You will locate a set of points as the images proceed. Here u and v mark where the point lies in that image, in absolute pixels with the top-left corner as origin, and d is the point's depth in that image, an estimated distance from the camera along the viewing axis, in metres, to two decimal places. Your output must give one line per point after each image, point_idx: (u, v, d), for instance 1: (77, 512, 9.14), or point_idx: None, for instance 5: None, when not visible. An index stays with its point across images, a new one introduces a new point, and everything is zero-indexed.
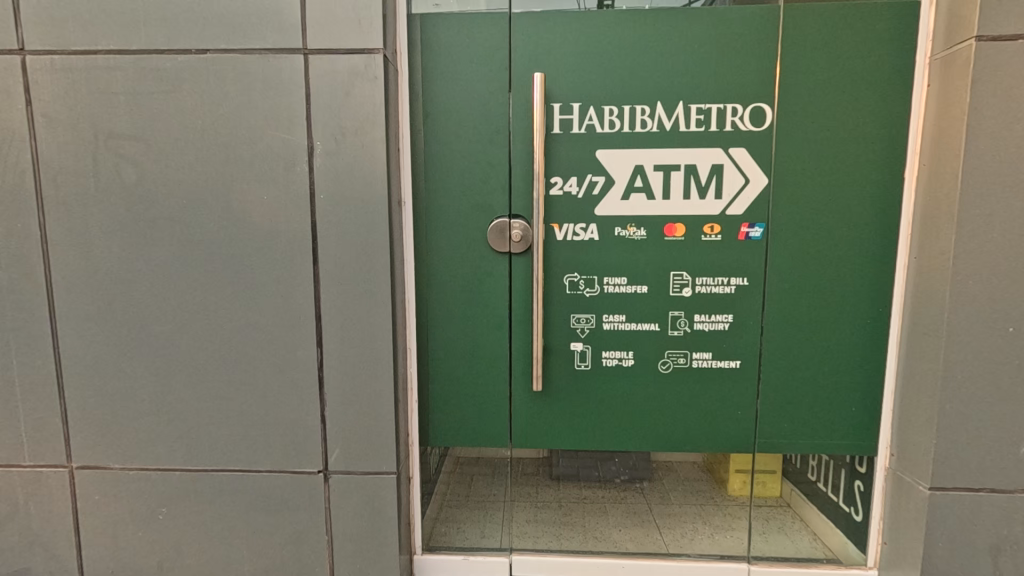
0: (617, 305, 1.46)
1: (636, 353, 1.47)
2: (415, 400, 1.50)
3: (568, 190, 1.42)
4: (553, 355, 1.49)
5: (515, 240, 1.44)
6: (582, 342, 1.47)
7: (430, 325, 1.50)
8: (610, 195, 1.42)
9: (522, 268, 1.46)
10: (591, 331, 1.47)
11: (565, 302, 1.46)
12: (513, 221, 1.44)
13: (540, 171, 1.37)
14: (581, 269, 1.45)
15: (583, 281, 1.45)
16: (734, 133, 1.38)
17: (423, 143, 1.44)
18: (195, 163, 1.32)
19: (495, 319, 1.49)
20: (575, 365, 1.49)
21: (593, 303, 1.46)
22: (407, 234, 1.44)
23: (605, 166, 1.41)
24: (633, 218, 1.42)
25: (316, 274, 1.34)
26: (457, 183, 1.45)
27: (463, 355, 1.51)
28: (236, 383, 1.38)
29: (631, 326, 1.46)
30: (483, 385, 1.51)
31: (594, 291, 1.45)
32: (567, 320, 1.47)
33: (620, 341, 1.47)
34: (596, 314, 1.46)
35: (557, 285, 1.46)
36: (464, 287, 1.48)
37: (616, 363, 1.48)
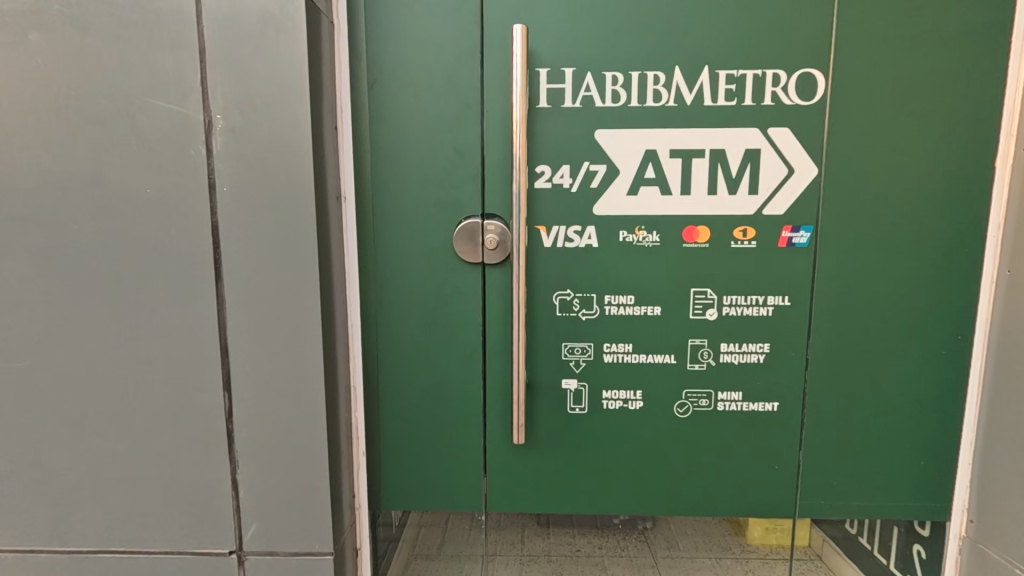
0: (622, 332, 1.13)
1: (645, 393, 1.15)
2: (362, 453, 1.18)
3: (558, 182, 1.09)
4: (539, 395, 1.16)
5: (489, 247, 1.11)
6: (577, 379, 1.15)
7: (381, 356, 1.17)
8: (614, 190, 1.09)
9: (499, 284, 1.13)
10: (588, 364, 1.14)
11: (554, 327, 1.13)
12: (486, 223, 1.10)
13: (521, 156, 1.03)
14: (575, 286, 1.12)
15: (579, 301, 1.12)
16: (775, 107, 1.05)
17: (370, 121, 1.11)
18: (48, 142, 0.96)
19: (464, 349, 1.16)
20: (568, 408, 1.16)
21: (591, 329, 1.13)
22: (349, 241, 1.11)
23: (607, 151, 1.08)
24: (644, 220, 1.09)
25: (219, 294, 1.00)
26: (414, 172, 1.11)
27: (424, 395, 1.18)
28: (119, 437, 1.04)
29: (640, 358, 1.14)
30: (450, 433, 1.19)
31: (592, 313, 1.13)
32: (558, 350, 1.14)
33: (626, 377, 1.15)
34: (594, 343, 1.14)
35: (544, 306, 1.13)
36: (423, 308, 1.15)
37: (620, 405, 1.16)
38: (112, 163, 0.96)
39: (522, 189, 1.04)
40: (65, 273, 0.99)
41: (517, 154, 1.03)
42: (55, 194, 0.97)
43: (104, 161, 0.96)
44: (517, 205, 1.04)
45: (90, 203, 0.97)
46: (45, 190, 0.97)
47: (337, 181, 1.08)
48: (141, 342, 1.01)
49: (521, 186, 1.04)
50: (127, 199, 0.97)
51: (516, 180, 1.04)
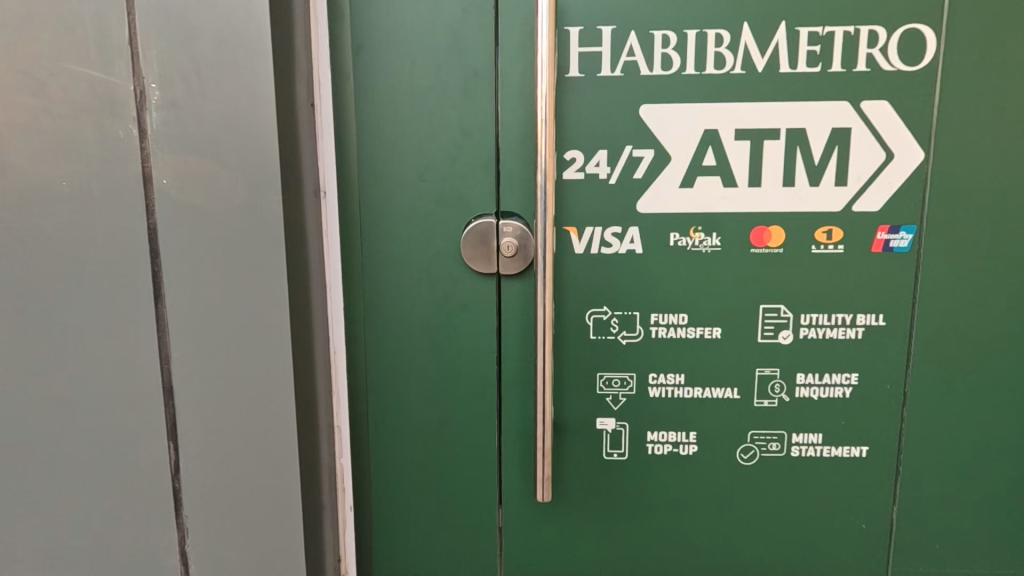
0: (673, 360, 0.90)
1: (701, 434, 0.92)
2: (348, 507, 0.97)
3: (593, 172, 0.86)
4: (568, 438, 0.93)
5: (505, 254, 0.88)
6: (615, 418, 0.92)
7: (372, 390, 0.95)
8: (664, 182, 0.86)
9: (518, 299, 0.90)
10: (629, 400, 0.92)
11: (587, 354, 0.91)
12: (502, 223, 0.88)
13: (549, 138, 0.81)
14: (614, 302, 0.89)
15: (618, 321, 0.90)
16: (871, 75, 0.83)
17: (355, 95, 0.88)
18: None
19: (474, 381, 0.93)
20: (603, 454, 0.93)
21: (633, 356, 0.91)
22: (331, 248, 0.90)
23: (654, 133, 0.85)
24: (700, 220, 0.87)
25: None
26: (410, 160, 0.88)
27: (425, 437, 0.95)
28: None
29: (695, 393, 0.91)
30: (457, 484, 0.96)
31: (634, 337, 0.90)
32: (591, 382, 0.91)
33: (677, 416, 0.92)
34: (636, 374, 0.91)
35: (574, 328, 0.90)
36: (424, 330, 0.92)
37: (670, 450, 0.93)
38: None
39: (549, 180, 0.81)
40: None
41: (543, 134, 0.81)
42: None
43: None
44: (544, 200, 0.81)
45: None
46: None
47: (316, 174, 0.87)
48: None
49: (549, 176, 0.81)
50: None
51: (542, 168, 0.81)
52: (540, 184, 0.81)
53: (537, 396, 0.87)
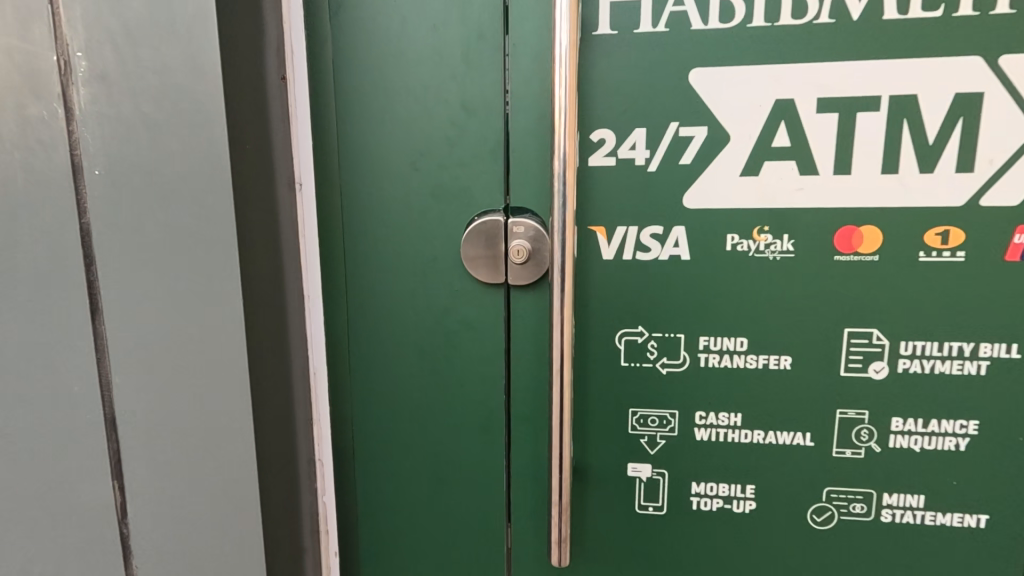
0: (726, 395, 0.71)
1: (761, 489, 0.73)
2: (333, 552, 0.83)
3: (627, 158, 0.68)
4: (592, 485, 0.76)
5: (515, 260, 0.71)
6: (652, 464, 0.74)
7: (359, 419, 0.80)
8: (720, 169, 0.67)
9: (531, 316, 0.74)
10: (669, 443, 0.74)
11: (617, 384, 0.73)
12: (512, 222, 0.71)
13: (569, 113, 0.62)
14: (652, 322, 0.71)
15: (657, 346, 0.71)
16: (1014, 19, 0.60)
17: (335, 64, 0.72)
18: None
19: (479, 413, 0.77)
20: (635, 506, 0.76)
21: (675, 388, 0.72)
22: (308, 251, 0.75)
23: (708, 106, 0.66)
24: (766, 218, 0.67)
25: (99, 337, 0.62)
26: (401, 145, 0.72)
27: (420, 478, 0.80)
28: None
29: (754, 437, 0.72)
30: (459, 532, 0.80)
31: (678, 366, 0.72)
32: (622, 420, 0.74)
33: (731, 464, 0.73)
34: (679, 411, 0.73)
35: (600, 352, 0.72)
36: (418, 350, 0.77)
37: (721, 506, 0.74)
38: None
39: (569, 168, 0.63)
40: None
41: (561, 108, 0.62)
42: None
43: None
44: (562, 193, 0.64)
45: None
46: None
47: (289, 163, 0.72)
48: None
49: (569, 162, 0.63)
50: None
51: (560, 151, 0.63)
52: (557, 174, 0.63)
53: (551, 439, 0.68)
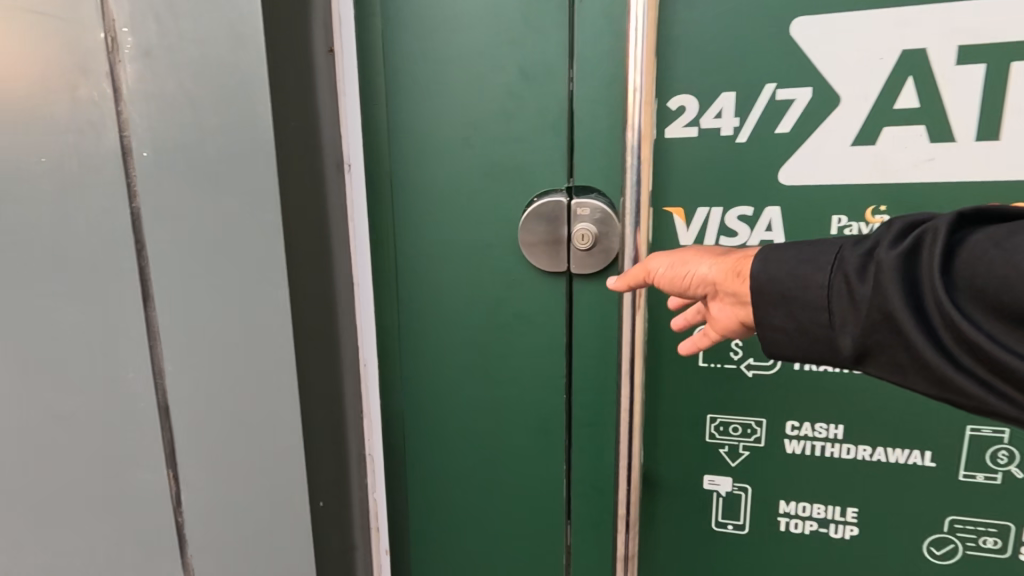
0: (824, 402, 0.62)
1: (865, 513, 0.64)
2: (382, 551, 0.80)
3: (712, 127, 0.59)
4: (662, 498, 0.68)
5: (579, 245, 0.63)
6: (732, 478, 0.66)
7: (409, 416, 0.75)
8: (826, 135, 0.56)
9: (597, 309, 0.66)
10: (753, 455, 0.65)
11: (693, 386, 0.65)
12: (575, 203, 0.63)
13: (648, 80, 0.53)
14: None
15: (742, 344, 0.63)
16: None
17: (384, 34, 0.66)
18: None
19: (537, 414, 0.71)
20: (713, 523, 0.68)
21: (760, 393, 0.64)
22: (358, 238, 0.71)
23: (814, 61, 0.55)
24: (884, 194, 0.56)
25: (151, 325, 0.63)
26: (454, 121, 0.66)
27: (474, 479, 0.75)
28: (36, 528, 0.71)
29: (859, 454, 0.63)
30: (516, 539, 0.75)
31: (767, 368, 0.63)
32: (698, 427, 0.66)
33: (828, 483, 0.64)
34: (766, 420, 0.64)
35: (675, 349, 0.64)
36: (472, 344, 0.71)
37: (815, 530, 0.65)
38: None
39: (645, 143, 0.54)
40: None
41: (636, 75, 0.53)
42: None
43: None
44: (637, 173, 0.55)
45: None
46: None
47: (337, 143, 0.68)
48: (57, 396, 0.67)
49: (644, 136, 0.54)
50: (6, 169, 0.62)
51: (635, 125, 0.54)
52: (632, 151, 0.54)
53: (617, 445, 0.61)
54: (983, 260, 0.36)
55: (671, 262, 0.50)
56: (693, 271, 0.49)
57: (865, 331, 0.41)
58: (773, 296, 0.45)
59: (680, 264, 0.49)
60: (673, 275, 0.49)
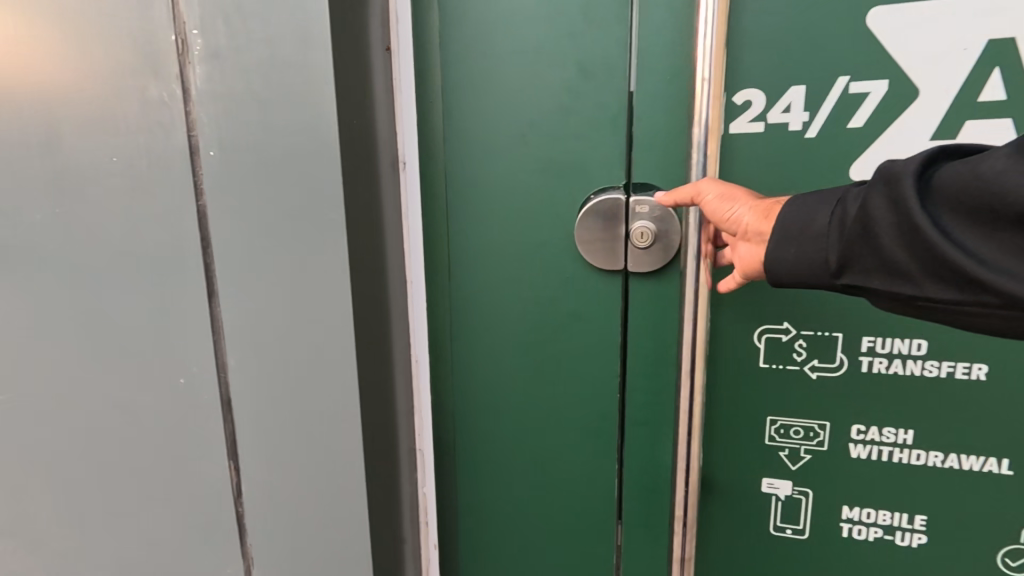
0: (892, 406, 0.60)
1: (935, 521, 0.62)
2: (432, 544, 0.81)
3: (781, 122, 0.57)
4: (718, 500, 0.67)
5: (636, 241, 0.63)
6: (793, 482, 0.65)
7: (460, 412, 0.75)
8: (902, 130, 0.54)
9: (654, 308, 0.65)
10: (816, 459, 0.64)
11: (754, 388, 0.63)
12: (634, 201, 0.62)
13: (715, 73, 0.52)
14: (801, 318, 0.61)
15: (806, 345, 0.61)
16: None
17: (441, 32, 0.66)
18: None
19: (589, 412, 0.70)
20: (771, 527, 0.67)
21: (825, 396, 0.62)
22: (412, 235, 0.71)
23: (891, 52, 0.53)
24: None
25: (215, 320, 0.64)
26: (510, 118, 0.66)
27: (524, 477, 0.75)
28: (102, 516, 0.74)
29: (929, 459, 0.61)
30: (566, 537, 0.75)
31: (832, 370, 0.61)
32: (758, 429, 0.64)
33: (894, 488, 0.62)
34: (830, 423, 0.62)
35: (735, 349, 0.63)
36: (525, 342, 0.71)
37: (879, 537, 0.64)
38: (65, 112, 0.63)
39: (712, 139, 0.53)
40: (20, 281, 0.68)
41: (703, 67, 0.52)
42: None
43: (47, 108, 0.63)
44: (703, 169, 0.54)
45: (39, 181, 0.65)
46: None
47: (392, 141, 0.68)
48: (124, 389, 0.69)
49: (711, 132, 0.53)
50: (80, 169, 0.64)
51: (702, 121, 0.53)
52: (697, 147, 0.54)
53: (675, 446, 0.60)
54: (950, 176, 0.42)
55: (722, 194, 0.52)
56: (734, 209, 0.52)
57: (851, 245, 0.45)
58: (785, 226, 0.48)
59: (727, 198, 0.52)
60: (717, 208, 0.52)
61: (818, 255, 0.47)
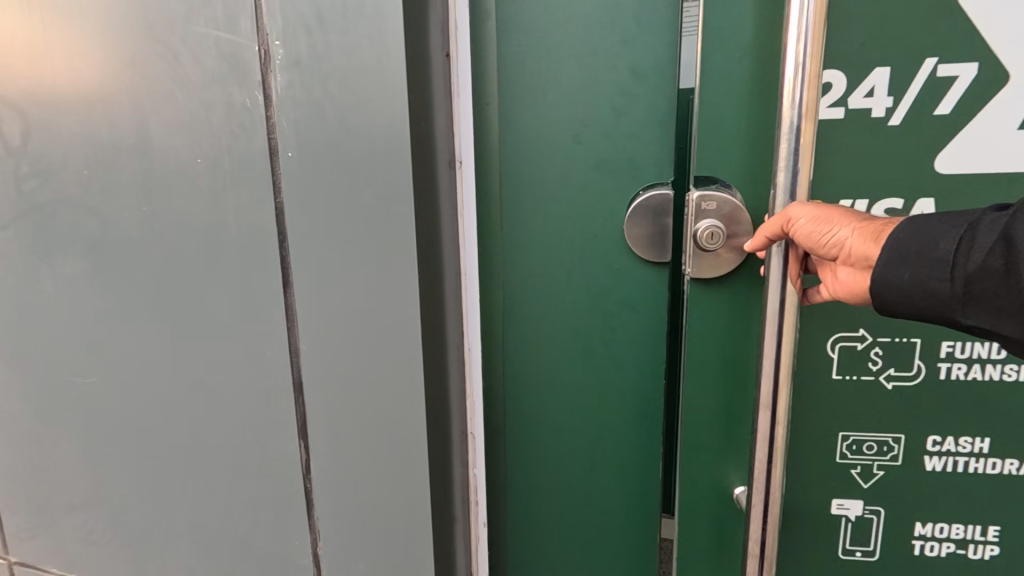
0: (964, 416, 0.65)
1: (1006, 531, 0.68)
2: (481, 523, 0.81)
3: (864, 106, 0.60)
4: (793, 520, 0.71)
5: (706, 238, 0.64)
6: (864, 502, 0.69)
7: (511, 396, 0.79)
8: (976, 120, 0.59)
9: (715, 318, 0.68)
10: (888, 473, 0.68)
11: (828, 398, 0.67)
12: (702, 197, 0.63)
13: (815, 51, 0.49)
14: (876, 325, 0.64)
15: (882, 353, 0.64)
16: None
17: (499, 36, 0.69)
18: (72, 98, 0.71)
19: (637, 395, 0.75)
20: (840, 550, 0.72)
21: (897, 405, 0.66)
22: (467, 229, 0.72)
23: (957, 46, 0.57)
24: (989, 190, 0.60)
25: (289, 309, 0.69)
26: (564, 118, 0.69)
27: (575, 461, 0.79)
28: (186, 484, 0.80)
29: (1002, 467, 0.66)
30: (620, 521, 0.79)
31: (908, 377, 0.65)
32: (832, 447, 0.68)
33: (966, 497, 0.67)
34: (902, 437, 0.66)
35: (811, 362, 0.66)
36: (574, 328, 0.75)
37: (953, 551, 0.69)
38: (154, 118, 0.69)
39: (807, 120, 0.51)
40: (116, 273, 0.75)
41: (798, 47, 0.50)
42: (85, 172, 0.73)
43: (142, 114, 0.69)
44: (795, 152, 0.52)
45: (133, 180, 0.71)
46: (76, 166, 0.73)
47: (450, 141, 0.68)
48: (205, 371, 0.75)
49: (806, 114, 0.51)
50: (169, 169, 0.70)
51: (795, 103, 0.51)
52: (789, 129, 0.51)
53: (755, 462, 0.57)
54: None
55: (815, 216, 0.52)
56: (833, 231, 0.52)
57: (975, 280, 0.48)
58: (897, 251, 0.50)
59: (821, 221, 0.52)
60: (810, 230, 0.52)
61: (941, 280, 0.49)
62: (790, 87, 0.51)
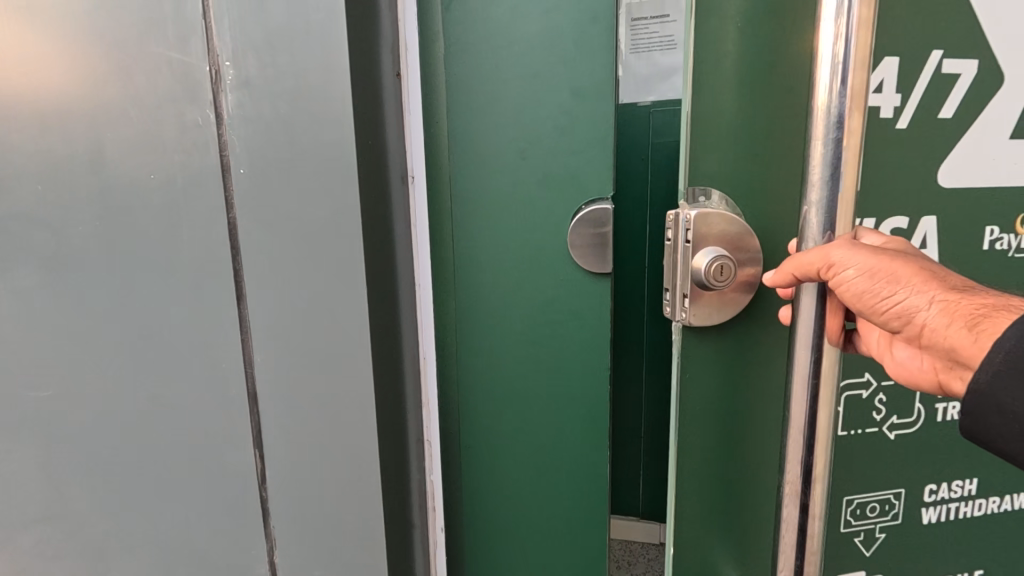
0: (949, 464, 0.73)
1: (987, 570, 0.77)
2: (439, 528, 0.84)
3: (873, 104, 0.64)
4: None
5: (717, 272, 0.61)
6: (866, 568, 0.75)
7: (465, 404, 0.81)
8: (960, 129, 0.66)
9: (707, 383, 0.69)
10: (889, 534, 0.74)
11: (840, 456, 0.71)
12: (705, 223, 0.62)
13: (863, 29, 0.42)
14: (878, 371, 0.69)
15: (885, 402, 0.70)
16: None
17: (446, 57, 0.72)
18: (21, 115, 0.72)
19: (587, 401, 0.78)
20: None
21: (900, 454, 0.72)
22: (420, 241, 0.75)
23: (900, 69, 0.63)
24: (893, 203, 0.67)
25: (244, 322, 0.71)
26: (509, 136, 0.73)
27: (528, 468, 0.81)
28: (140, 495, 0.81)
29: (980, 507, 0.75)
30: (578, 532, 0.82)
31: (908, 425, 0.71)
32: (840, 514, 0.73)
33: (957, 541, 0.76)
34: (901, 493, 0.73)
35: None
36: (524, 337, 0.78)
37: None
38: (106, 136, 0.70)
39: (855, 113, 0.43)
40: (69, 286, 0.76)
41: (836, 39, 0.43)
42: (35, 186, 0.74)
43: (94, 130, 0.70)
44: (837, 152, 0.44)
45: (85, 195, 0.72)
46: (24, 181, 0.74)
47: (401, 156, 0.72)
48: (157, 383, 0.76)
49: (853, 106, 0.43)
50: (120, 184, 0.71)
51: (834, 92, 0.43)
52: (827, 125, 0.44)
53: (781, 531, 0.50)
54: None
55: (867, 270, 0.47)
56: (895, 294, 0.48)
57: None
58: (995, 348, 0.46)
59: (869, 276, 0.47)
60: (861, 285, 0.47)
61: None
62: (828, 75, 0.43)
